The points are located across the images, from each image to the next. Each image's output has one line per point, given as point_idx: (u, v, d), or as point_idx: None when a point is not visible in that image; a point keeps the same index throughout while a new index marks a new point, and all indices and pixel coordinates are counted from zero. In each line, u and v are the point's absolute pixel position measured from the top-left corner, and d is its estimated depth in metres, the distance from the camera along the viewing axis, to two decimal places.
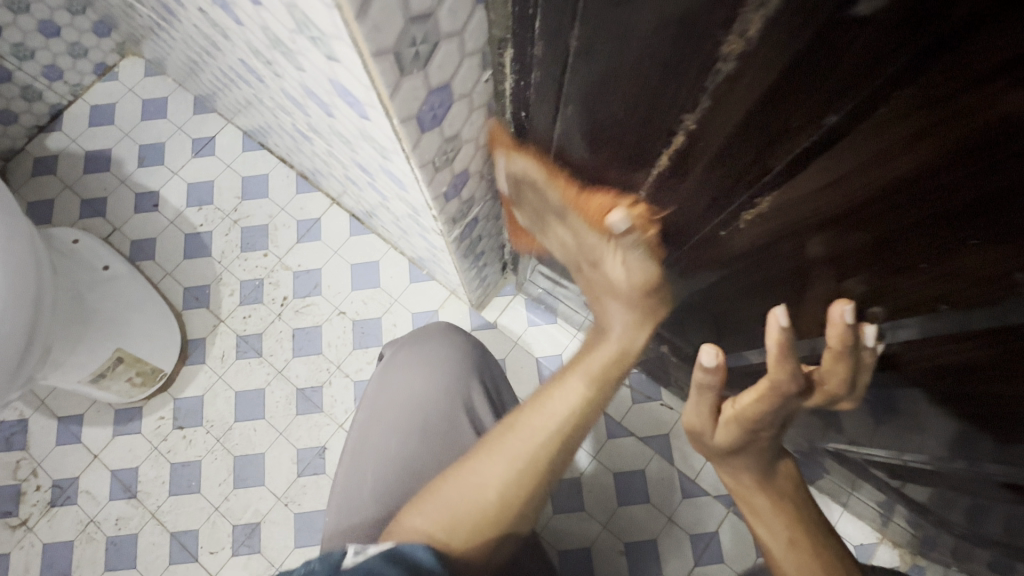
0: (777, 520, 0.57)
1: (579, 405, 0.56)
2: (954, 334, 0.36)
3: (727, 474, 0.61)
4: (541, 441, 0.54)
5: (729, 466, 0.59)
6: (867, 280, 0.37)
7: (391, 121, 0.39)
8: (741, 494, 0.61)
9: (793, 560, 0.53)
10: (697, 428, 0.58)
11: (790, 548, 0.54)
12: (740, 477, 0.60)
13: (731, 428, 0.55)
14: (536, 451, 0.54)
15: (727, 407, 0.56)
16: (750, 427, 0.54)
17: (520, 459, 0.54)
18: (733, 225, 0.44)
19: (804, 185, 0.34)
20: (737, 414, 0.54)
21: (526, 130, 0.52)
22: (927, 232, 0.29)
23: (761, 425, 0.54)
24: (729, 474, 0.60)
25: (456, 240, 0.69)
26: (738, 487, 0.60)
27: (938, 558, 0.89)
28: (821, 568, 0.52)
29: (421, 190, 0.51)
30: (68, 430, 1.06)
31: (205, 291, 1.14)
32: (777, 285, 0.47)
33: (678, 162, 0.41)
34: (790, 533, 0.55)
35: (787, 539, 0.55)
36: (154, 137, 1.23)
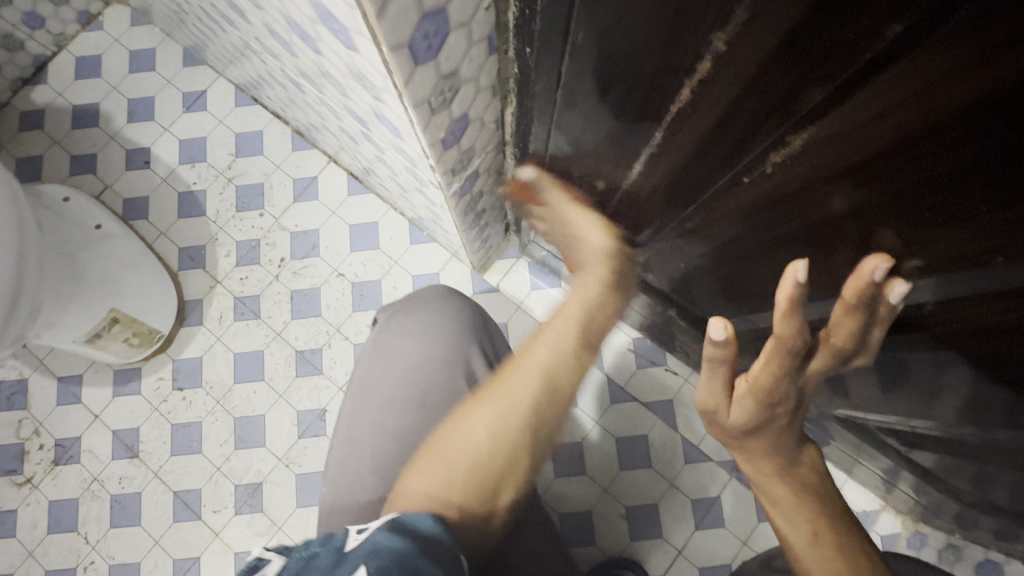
0: (799, 511, 0.54)
1: (567, 359, 0.58)
2: (1004, 294, 0.31)
3: (746, 462, 0.58)
4: (533, 384, 0.56)
5: (745, 451, 0.57)
6: (906, 234, 0.33)
7: (380, 49, 0.35)
8: (760, 485, 0.58)
9: (818, 557, 0.52)
10: (709, 407, 0.55)
11: (813, 542, 0.53)
12: (757, 462, 0.57)
13: (746, 403, 0.51)
14: (529, 393, 0.55)
15: (740, 382, 0.52)
16: (766, 402, 0.51)
17: (509, 400, 0.54)
18: (757, 170, 0.39)
19: (850, 119, 0.29)
20: (751, 387, 0.51)
21: (531, 70, 0.47)
22: (989, 176, 0.25)
23: (776, 397, 0.50)
24: (746, 460, 0.58)
25: (456, 196, 0.65)
26: (756, 474, 0.58)
27: (943, 524, 0.88)
28: (845, 564, 0.51)
29: (417, 136, 0.47)
30: (68, 391, 1.05)
31: (200, 252, 1.11)
32: (803, 241, 0.42)
33: (704, 92, 0.36)
34: (812, 526, 0.53)
35: (809, 533, 0.53)
36: (143, 90, 1.18)
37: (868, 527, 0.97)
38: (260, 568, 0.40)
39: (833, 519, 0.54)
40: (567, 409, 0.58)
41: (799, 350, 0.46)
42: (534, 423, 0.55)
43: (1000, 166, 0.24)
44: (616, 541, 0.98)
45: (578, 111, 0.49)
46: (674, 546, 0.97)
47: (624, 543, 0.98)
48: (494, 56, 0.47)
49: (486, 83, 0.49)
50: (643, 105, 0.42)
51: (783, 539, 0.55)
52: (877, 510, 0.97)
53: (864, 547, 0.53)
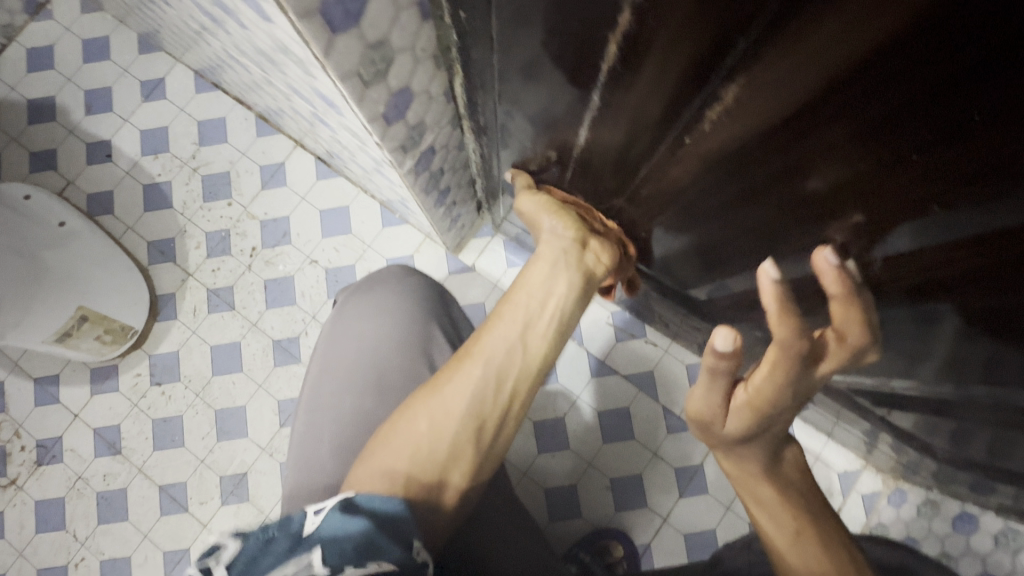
0: (783, 510, 0.51)
1: (513, 347, 0.51)
2: (953, 241, 0.30)
3: (728, 459, 0.56)
4: (475, 378, 0.49)
5: (735, 456, 0.54)
6: (848, 182, 0.32)
7: (289, 18, 0.33)
8: (743, 483, 0.55)
9: (798, 554, 0.48)
10: (705, 417, 0.52)
11: (796, 541, 0.49)
12: (742, 465, 0.55)
13: (745, 415, 0.49)
14: (473, 386, 0.49)
15: (740, 392, 0.50)
16: (767, 413, 0.48)
17: (451, 393, 0.49)
18: (694, 129, 0.38)
19: (771, 68, 0.28)
20: (751, 399, 0.48)
21: (470, 36, 0.45)
22: (916, 113, 0.24)
23: (777, 407, 0.48)
24: (731, 462, 0.55)
25: (412, 174, 0.63)
26: (741, 475, 0.55)
27: (922, 481, 0.88)
28: (831, 564, 0.47)
29: (354, 112, 0.46)
30: (46, 392, 1.04)
31: (170, 245, 1.09)
32: (749, 201, 0.41)
33: (632, 50, 0.35)
34: (796, 523, 0.50)
35: (793, 530, 0.50)
36: (99, 81, 1.14)
37: (849, 487, 0.98)
38: (216, 553, 0.37)
39: (816, 517, 0.51)
40: (524, 397, 0.52)
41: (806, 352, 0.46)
42: (476, 417, 0.49)
43: (924, 106, 0.24)
44: (601, 512, 0.99)
45: (522, 76, 0.47)
46: (659, 515, 0.98)
47: (609, 515, 0.99)
48: (428, 22, 0.45)
49: (425, 51, 0.47)
50: (580, 67, 0.40)
51: (766, 539, 0.51)
52: (858, 470, 0.97)
53: (849, 545, 0.49)
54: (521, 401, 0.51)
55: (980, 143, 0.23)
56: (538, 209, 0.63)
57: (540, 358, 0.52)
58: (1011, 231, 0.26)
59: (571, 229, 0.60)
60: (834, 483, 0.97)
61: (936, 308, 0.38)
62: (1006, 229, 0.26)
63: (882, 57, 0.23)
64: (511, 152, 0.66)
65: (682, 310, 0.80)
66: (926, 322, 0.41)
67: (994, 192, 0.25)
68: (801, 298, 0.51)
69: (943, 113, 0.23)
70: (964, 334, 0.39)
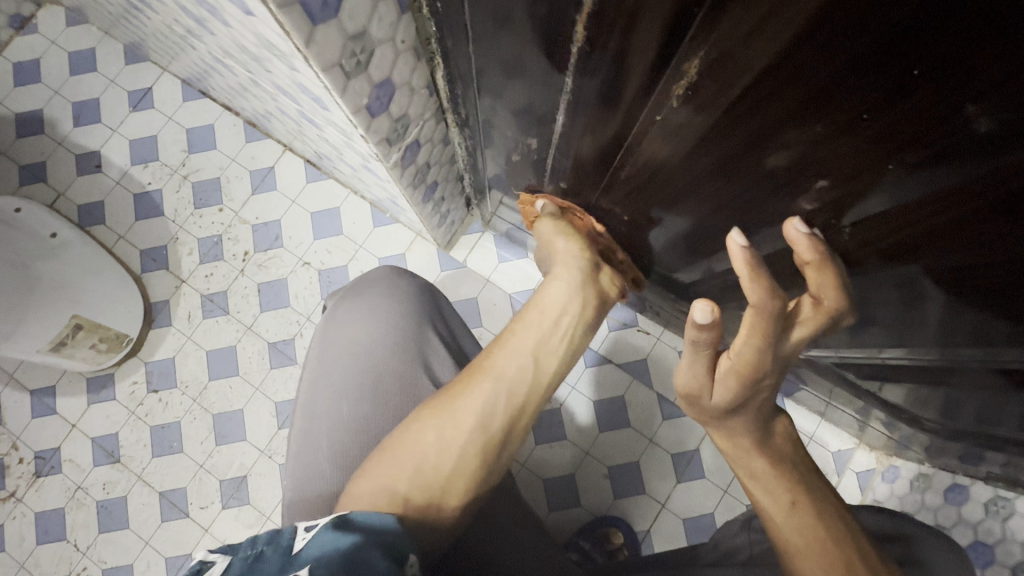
0: (777, 482, 0.52)
1: (525, 366, 0.50)
2: (924, 198, 0.32)
3: (721, 435, 0.56)
4: (486, 394, 0.48)
5: (727, 431, 0.55)
6: (813, 149, 0.33)
7: (269, 10, 0.34)
8: (736, 459, 0.56)
9: (795, 524, 0.49)
10: (693, 390, 0.52)
11: (792, 511, 0.50)
12: (735, 440, 0.56)
13: (731, 383, 0.50)
14: (488, 403, 0.48)
15: (724, 361, 0.51)
16: (750, 377, 0.49)
17: (463, 408, 0.47)
18: (663, 108, 0.39)
19: (729, 39, 0.29)
20: (733, 366, 0.49)
21: (448, 26, 0.47)
22: (868, 71, 0.26)
23: (760, 371, 0.49)
24: (724, 438, 0.56)
25: (399, 168, 0.65)
26: (734, 451, 0.56)
27: (915, 456, 0.90)
28: (825, 531, 0.48)
29: (338, 105, 0.47)
30: (43, 403, 1.04)
31: (162, 252, 1.10)
32: (718, 176, 0.43)
33: (597, 30, 0.36)
34: (791, 494, 0.51)
35: (788, 501, 0.51)
36: (87, 92, 1.14)
37: (844, 466, 0.99)
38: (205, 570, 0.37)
39: (809, 488, 0.52)
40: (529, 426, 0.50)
41: (781, 314, 0.48)
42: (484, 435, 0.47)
43: (873, 66, 0.25)
44: (600, 500, 1.00)
45: (500, 65, 0.48)
46: (658, 501, 0.99)
47: (608, 503, 1.00)
48: (407, 14, 0.46)
49: (405, 43, 0.49)
50: (554, 52, 0.41)
51: (761, 510, 0.52)
52: (851, 449, 0.99)
53: (842, 512, 0.51)
54: (529, 420, 0.50)
55: (927, 95, 0.25)
56: (554, 232, 0.66)
57: (550, 374, 0.51)
58: (978, 176, 0.28)
59: (584, 252, 0.62)
60: (829, 466, 0.99)
61: (914, 268, 0.40)
62: (973, 175, 0.28)
63: (829, 20, 0.25)
64: (496, 144, 0.67)
65: (671, 295, 0.82)
66: (907, 284, 0.42)
67: (953, 140, 0.27)
68: (785, 272, 0.52)
69: (891, 67, 0.25)
70: (943, 292, 0.40)
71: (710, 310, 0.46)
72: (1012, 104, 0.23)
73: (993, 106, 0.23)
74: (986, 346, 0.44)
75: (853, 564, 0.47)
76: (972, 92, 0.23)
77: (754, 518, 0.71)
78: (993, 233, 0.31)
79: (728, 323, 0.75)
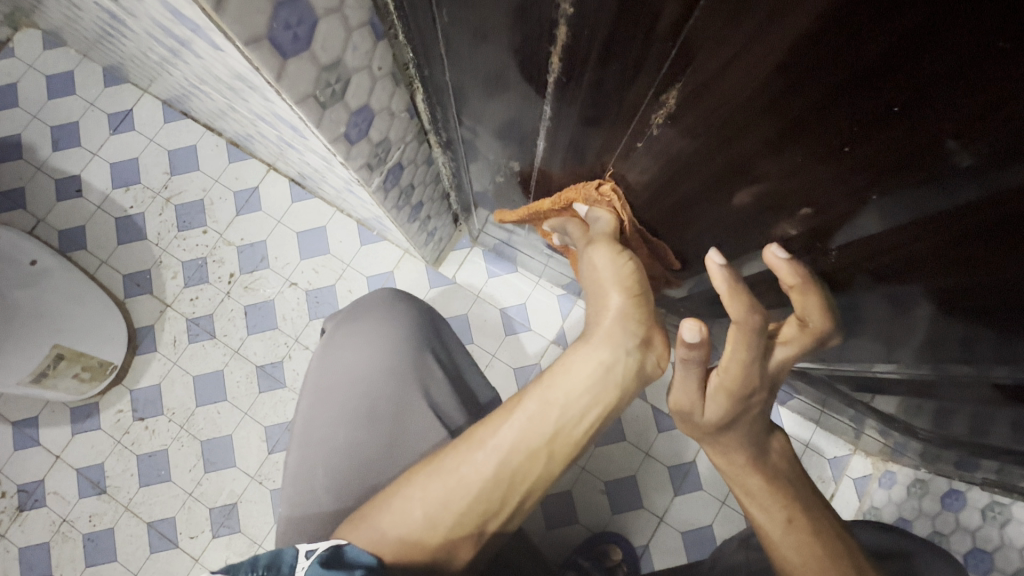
0: (773, 499, 0.51)
1: (532, 449, 0.46)
2: (914, 223, 0.31)
3: (716, 453, 0.55)
4: (480, 472, 0.45)
5: (720, 447, 0.54)
6: (798, 175, 0.32)
7: (236, 46, 0.34)
8: (730, 475, 0.55)
9: (793, 543, 0.49)
10: (684, 407, 0.52)
11: (788, 529, 0.50)
12: (729, 456, 0.55)
13: (721, 399, 0.49)
14: (484, 483, 0.45)
15: (713, 377, 0.50)
16: (740, 393, 0.49)
17: (455, 488, 0.45)
18: (644, 135, 0.38)
19: (705, 70, 0.29)
20: (722, 382, 0.49)
21: (424, 51, 0.46)
22: (846, 104, 0.25)
23: (750, 387, 0.49)
24: (719, 455, 0.55)
25: (381, 191, 0.64)
26: (730, 468, 0.55)
27: (910, 462, 0.89)
28: (822, 547, 0.48)
29: (315, 134, 0.46)
30: (25, 435, 1.02)
31: (146, 277, 1.08)
32: (703, 200, 0.42)
33: (571, 60, 0.36)
34: (787, 511, 0.51)
35: (785, 518, 0.50)
36: (65, 116, 1.12)
37: (840, 474, 0.99)
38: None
39: (807, 505, 0.52)
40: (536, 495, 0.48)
41: (764, 329, 0.47)
42: (479, 513, 0.46)
43: (851, 99, 0.25)
44: (597, 516, 0.99)
45: (480, 90, 0.48)
46: (655, 515, 0.98)
47: (606, 518, 0.99)
48: (382, 41, 0.46)
49: (383, 70, 0.48)
50: (532, 77, 0.41)
51: (758, 528, 0.51)
52: (849, 454, 0.97)
53: (838, 526, 0.51)
54: (537, 496, 0.48)
55: (906, 129, 0.24)
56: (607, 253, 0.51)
57: (562, 452, 0.47)
58: (967, 204, 0.27)
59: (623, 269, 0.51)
60: (827, 471, 0.97)
61: (906, 289, 0.39)
62: (961, 203, 0.27)
63: (806, 52, 0.24)
64: (480, 165, 0.66)
65: (662, 309, 0.81)
66: (899, 303, 0.42)
67: (936, 171, 0.26)
68: (773, 291, 0.51)
69: (868, 101, 0.24)
70: (936, 312, 0.39)
71: (699, 329, 0.46)
72: (994, 136, 0.22)
73: (974, 139, 0.23)
74: (979, 363, 0.44)
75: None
76: (951, 127, 0.23)
77: (751, 533, 0.70)
78: (984, 257, 0.30)
79: (720, 336, 0.75)
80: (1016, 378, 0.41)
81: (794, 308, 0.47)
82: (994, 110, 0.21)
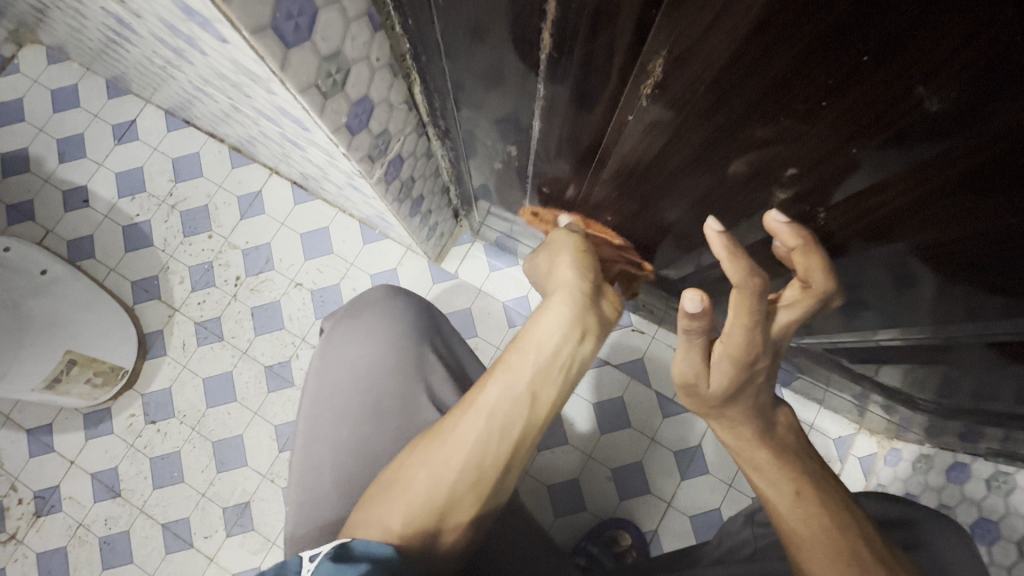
0: (781, 472, 0.52)
1: (518, 399, 0.46)
2: (894, 177, 0.33)
3: (724, 430, 0.56)
4: (475, 434, 0.46)
5: (727, 421, 0.55)
6: (784, 136, 0.34)
7: (242, 36, 0.35)
8: (740, 451, 0.55)
9: (802, 516, 0.49)
10: (689, 378, 0.53)
11: (798, 501, 0.50)
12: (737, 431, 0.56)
13: (726, 367, 0.50)
14: (482, 442, 0.46)
15: (717, 347, 0.51)
16: (743, 360, 0.50)
17: (457, 454, 0.46)
18: (634, 108, 0.40)
19: (688, 36, 0.30)
20: (726, 349, 0.50)
21: (421, 42, 0.48)
22: (823, 59, 0.26)
23: (754, 353, 0.49)
24: (726, 430, 0.56)
25: (383, 183, 0.65)
26: (738, 444, 0.55)
27: (915, 438, 0.91)
28: (832, 521, 0.49)
29: (318, 125, 0.47)
30: (41, 442, 1.03)
31: (154, 282, 1.10)
32: (692, 170, 0.44)
33: (561, 38, 0.37)
34: (795, 484, 0.51)
35: (793, 491, 0.51)
36: (71, 128, 1.15)
37: (846, 452, 1.01)
38: None
39: (812, 472, 0.52)
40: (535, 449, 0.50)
41: (764, 292, 0.48)
42: (476, 472, 0.47)
43: (826, 52, 0.26)
44: (606, 503, 1.00)
45: (478, 81, 0.50)
46: (664, 500, 0.99)
47: (614, 505, 0.99)
48: (380, 33, 0.48)
49: (380, 61, 0.50)
50: (524, 61, 0.42)
51: (766, 502, 0.52)
52: (853, 434, 1.01)
53: (846, 499, 0.51)
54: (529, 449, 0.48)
55: (880, 79, 0.26)
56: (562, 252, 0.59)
57: (543, 401, 0.47)
58: (942, 153, 0.29)
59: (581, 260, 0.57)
60: (832, 451, 1.01)
61: (893, 247, 0.41)
62: (936, 153, 0.29)
63: (779, 10, 0.25)
64: (478, 155, 0.68)
65: (663, 292, 0.82)
66: (891, 263, 0.43)
67: (908, 121, 0.28)
68: (772, 260, 0.53)
69: (841, 55, 0.26)
70: (927, 269, 0.41)
71: (700, 300, 0.47)
72: (960, 79, 0.24)
73: (941, 83, 0.24)
74: (974, 318, 0.45)
75: (857, 550, 0.47)
76: (920, 74, 0.24)
77: (757, 510, 0.71)
78: (965, 204, 0.32)
79: (721, 315, 0.76)
80: (1014, 331, 0.43)
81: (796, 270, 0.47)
82: (956, 54, 0.22)
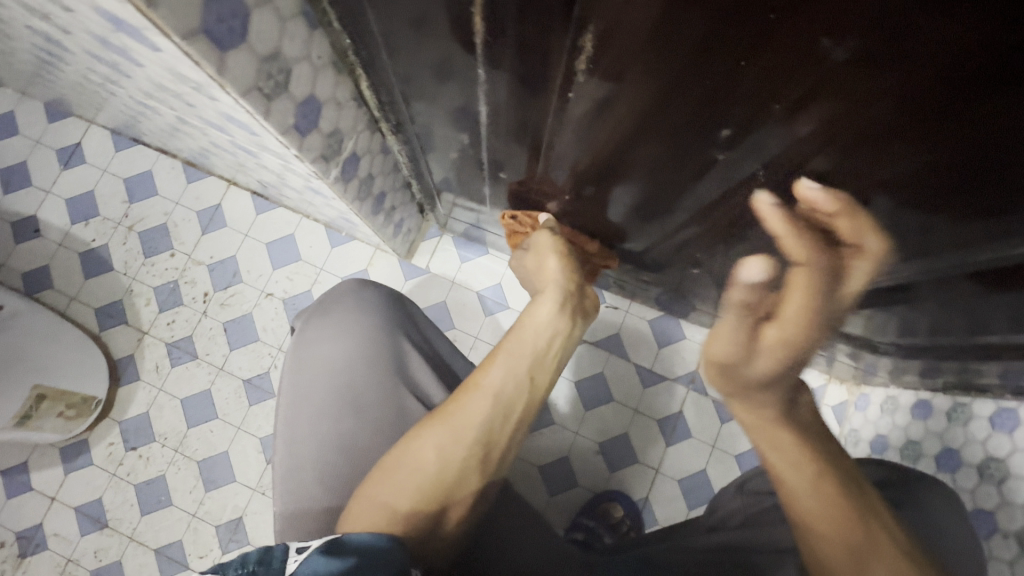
0: (795, 448, 0.53)
1: (519, 381, 0.57)
2: (817, 129, 0.35)
3: (746, 411, 0.58)
4: (484, 409, 0.53)
5: (751, 402, 0.57)
6: (713, 99, 0.35)
7: (175, 42, 0.35)
8: (756, 431, 0.57)
9: (813, 486, 0.50)
10: (739, 362, 0.57)
11: (812, 474, 0.51)
12: (757, 412, 0.57)
13: (777, 349, 0.55)
14: (487, 418, 0.53)
15: (770, 330, 0.56)
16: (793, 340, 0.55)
17: (464, 427, 0.52)
18: (572, 84, 0.41)
19: (613, 8, 0.31)
20: (783, 334, 0.55)
21: (361, 37, 0.49)
22: (740, 20, 0.28)
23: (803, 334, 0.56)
24: (747, 410, 0.58)
25: (341, 181, 0.65)
26: (756, 422, 0.57)
27: (881, 380, 0.95)
28: (839, 489, 0.50)
29: (265, 128, 0.47)
30: (17, 481, 1.01)
31: (119, 307, 1.07)
32: (638, 140, 0.45)
33: (493, 21, 0.38)
34: (809, 458, 0.52)
35: (807, 465, 0.52)
36: (12, 157, 1.10)
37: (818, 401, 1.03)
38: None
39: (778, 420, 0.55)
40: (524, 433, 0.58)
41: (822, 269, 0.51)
42: (481, 443, 0.53)
43: (740, 12, 0.27)
44: (597, 477, 1.02)
45: (422, 72, 0.50)
46: (651, 467, 1.02)
47: (604, 478, 1.02)
48: (318, 30, 0.48)
49: (322, 59, 0.50)
50: (463, 48, 0.43)
51: (779, 477, 0.52)
52: (824, 384, 1.05)
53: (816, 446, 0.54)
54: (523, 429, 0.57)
55: (791, 33, 0.28)
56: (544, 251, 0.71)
57: (541, 381, 0.59)
58: (857, 99, 0.31)
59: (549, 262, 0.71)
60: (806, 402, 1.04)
61: (846, 189, 0.42)
62: (851, 101, 0.31)
63: None
64: (434, 147, 0.68)
65: (631, 266, 0.84)
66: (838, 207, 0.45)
67: (821, 73, 0.30)
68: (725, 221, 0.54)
69: (752, 14, 0.27)
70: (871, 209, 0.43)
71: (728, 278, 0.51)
72: (860, 24, 0.26)
73: (841, 32, 0.26)
74: (915, 254, 0.48)
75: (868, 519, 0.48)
76: (824, 25, 0.26)
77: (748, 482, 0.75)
78: (883, 144, 0.34)
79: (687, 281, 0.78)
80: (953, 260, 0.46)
81: (845, 232, 0.47)
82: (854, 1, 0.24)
